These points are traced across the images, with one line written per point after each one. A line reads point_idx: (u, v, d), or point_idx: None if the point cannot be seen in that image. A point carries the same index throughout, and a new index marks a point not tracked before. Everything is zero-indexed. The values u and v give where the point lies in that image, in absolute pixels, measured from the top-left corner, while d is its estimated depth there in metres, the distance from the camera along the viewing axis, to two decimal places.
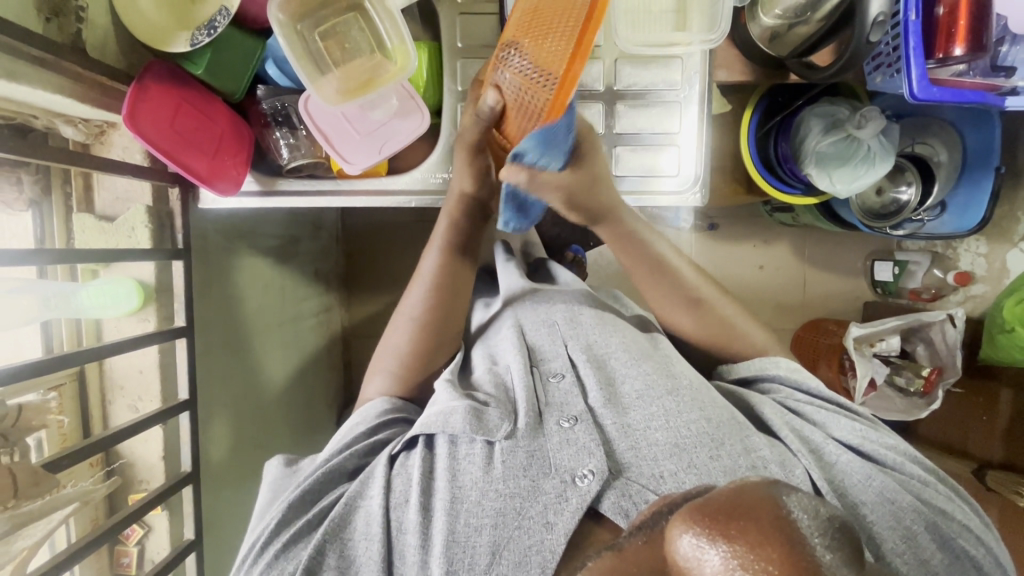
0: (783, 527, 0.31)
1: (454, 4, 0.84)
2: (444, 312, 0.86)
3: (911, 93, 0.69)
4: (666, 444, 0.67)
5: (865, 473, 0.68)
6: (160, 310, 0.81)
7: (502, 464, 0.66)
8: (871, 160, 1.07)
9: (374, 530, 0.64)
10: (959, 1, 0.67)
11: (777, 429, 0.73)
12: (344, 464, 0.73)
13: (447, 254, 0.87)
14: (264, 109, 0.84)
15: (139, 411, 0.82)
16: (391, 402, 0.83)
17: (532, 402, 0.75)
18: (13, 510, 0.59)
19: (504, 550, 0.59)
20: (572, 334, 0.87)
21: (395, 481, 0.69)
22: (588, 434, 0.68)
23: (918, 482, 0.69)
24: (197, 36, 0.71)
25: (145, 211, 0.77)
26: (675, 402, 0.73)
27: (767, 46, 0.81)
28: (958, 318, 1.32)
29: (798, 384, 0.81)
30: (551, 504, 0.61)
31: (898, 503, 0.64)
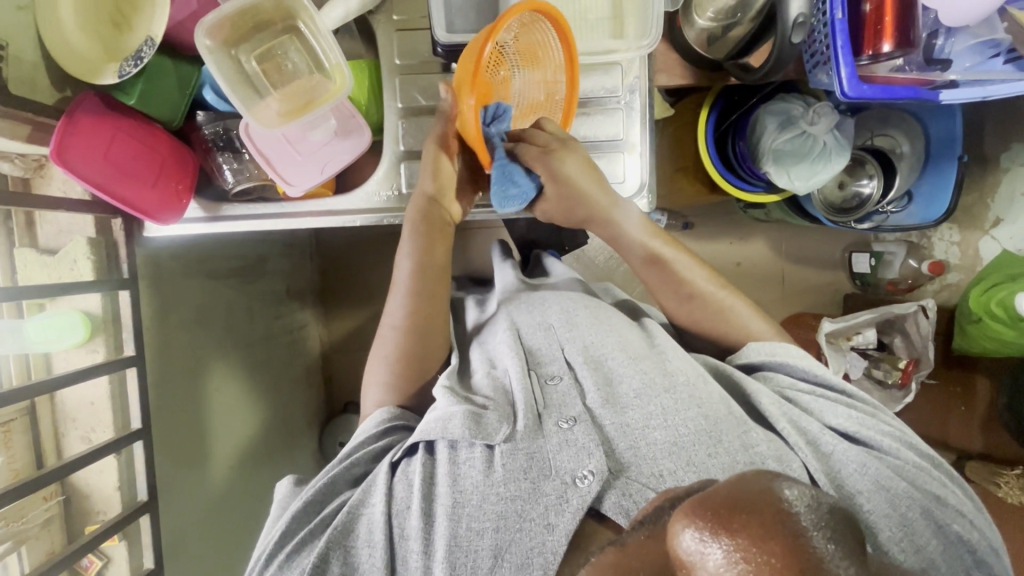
0: (787, 522, 0.30)
1: (390, 21, 0.84)
2: (425, 314, 0.84)
3: (842, 92, 0.68)
4: (664, 443, 0.66)
5: (860, 462, 0.65)
6: (109, 341, 0.81)
7: (502, 467, 0.65)
8: (827, 157, 1.06)
9: (376, 538, 0.63)
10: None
11: (775, 422, 0.69)
12: (349, 471, 0.72)
13: (421, 252, 0.85)
14: (207, 134, 0.84)
15: (93, 442, 0.82)
16: (393, 411, 0.79)
17: (530, 404, 0.72)
18: None
19: (506, 552, 0.59)
20: (566, 335, 0.83)
21: (396, 487, 0.67)
22: (587, 435, 0.67)
23: (917, 469, 0.67)
24: (125, 68, 0.71)
25: (87, 243, 0.77)
26: (671, 399, 0.71)
27: (706, 51, 0.81)
28: (930, 309, 1.31)
29: (805, 373, 0.75)
30: (553, 505, 0.61)
31: (895, 492, 0.63)
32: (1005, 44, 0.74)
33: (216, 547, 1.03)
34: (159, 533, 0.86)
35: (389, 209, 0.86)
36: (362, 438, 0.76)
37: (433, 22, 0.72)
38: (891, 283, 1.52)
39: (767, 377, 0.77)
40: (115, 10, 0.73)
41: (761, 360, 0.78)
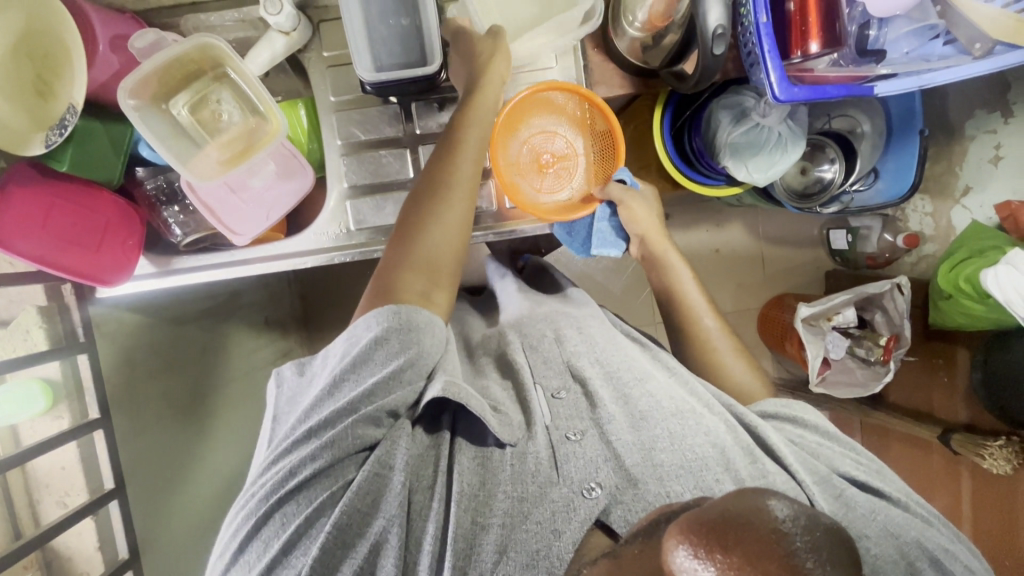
0: (781, 543, 0.31)
1: (321, 58, 0.83)
2: (455, 201, 0.74)
3: (775, 95, 0.67)
4: (672, 464, 0.63)
5: (870, 506, 0.64)
6: (73, 406, 0.81)
7: (512, 471, 0.63)
8: (784, 145, 1.05)
9: (393, 513, 0.59)
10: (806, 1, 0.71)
11: (784, 453, 0.67)
12: (371, 432, 0.62)
13: (444, 154, 0.75)
14: (150, 190, 0.85)
15: (68, 506, 0.82)
16: (404, 313, 0.67)
17: (540, 415, 0.68)
18: None
19: (512, 549, 0.57)
20: (576, 351, 0.78)
21: (416, 471, 0.63)
22: (595, 449, 0.64)
23: (925, 523, 0.66)
24: (51, 137, 0.70)
25: (37, 313, 0.78)
26: (680, 421, 0.68)
27: (640, 58, 0.80)
28: (904, 284, 1.28)
29: (816, 427, 0.75)
30: (560, 511, 0.59)
31: (903, 538, 0.62)
32: (941, 26, 0.74)
33: None
34: None
35: (338, 247, 0.85)
36: (383, 367, 0.64)
37: (356, 64, 0.71)
38: (870, 258, 1.53)
39: (777, 425, 0.75)
40: (37, 78, 0.71)
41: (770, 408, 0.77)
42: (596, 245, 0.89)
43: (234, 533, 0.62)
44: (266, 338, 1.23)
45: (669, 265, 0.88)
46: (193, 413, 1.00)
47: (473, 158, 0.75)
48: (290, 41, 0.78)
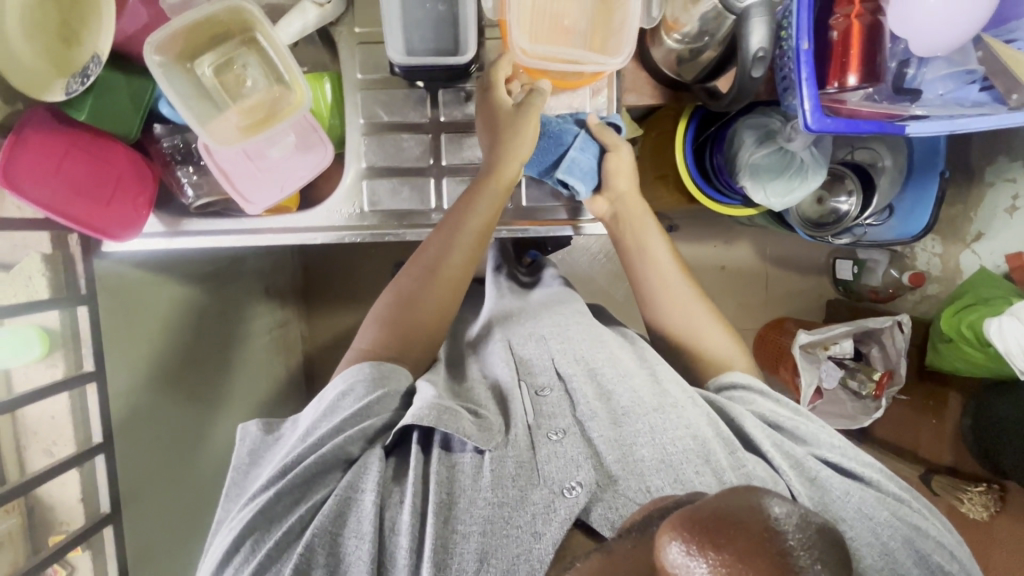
0: (773, 541, 0.31)
1: (351, 34, 0.82)
2: (446, 287, 0.79)
3: (806, 123, 0.67)
4: (653, 460, 0.64)
5: (844, 489, 0.64)
6: (68, 357, 0.81)
7: (491, 472, 0.62)
8: (805, 172, 1.04)
9: (365, 530, 0.59)
10: (851, 28, 0.70)
11: (760, 445, 0.67)
12: (344, 450, 0.64)
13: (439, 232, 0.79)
14: (165, 148, 0.83)
15: (54, 456, 0.82)
16: (378, 367, 0.71)
17: (523, 416, 0.69)
18: None
19: (492, 557, 0.56)
20: (558, 346, 0.79)
21: (391, 483, 0.63)
22: (576, 449, 0.64)
23: (899, 501, 0.66)
24: (72, 85, 0.69)
25: (41, 260, 0.77)
26: (660, 418, 0.68)
27: (674, 70, 0.79)
28: (905, 322, 1.29)
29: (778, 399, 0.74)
30: (540, 513, 0.59)
31: (876, 519, 0.62)
32: (979, 72, 0.74)
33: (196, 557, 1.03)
34: (125, 543, 0.86)
35: (350, 227, 0.85)
36: (352, 407, 0.67)
37: (388, 44, 0.69)
38: (872, 291, 1.54)
39: (747, 399, 0.74)
40: (62, 22, 0.70)
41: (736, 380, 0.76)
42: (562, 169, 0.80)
43: (212, 564, 0.61)
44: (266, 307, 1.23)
45: (641, 230, 0.84)
46: (184, 376, 0.99)
47: (467, 242, 0.78)
48: (323, 13, 0.77)
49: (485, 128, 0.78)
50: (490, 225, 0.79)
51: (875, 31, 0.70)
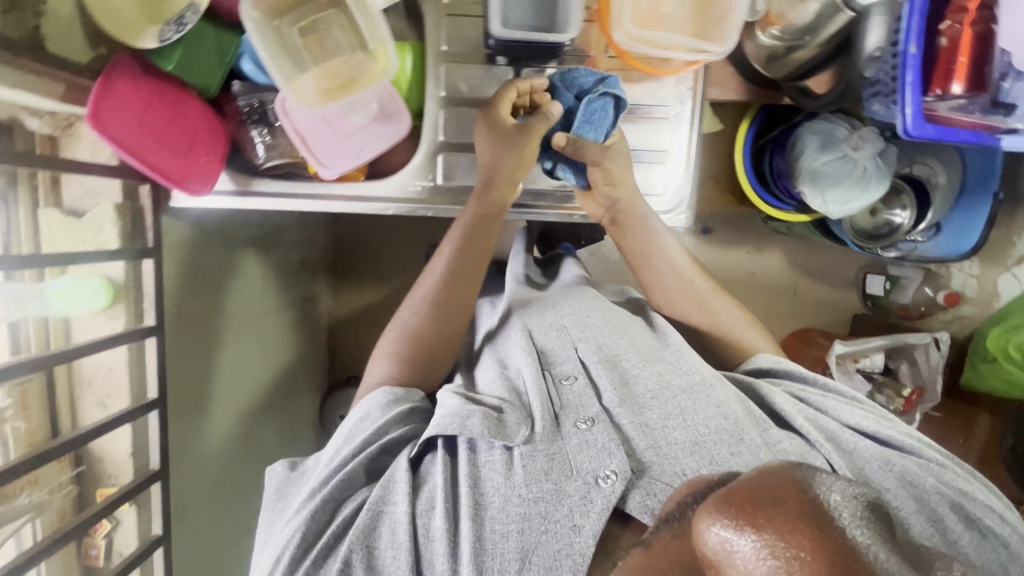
0: (821, 515, 0.28)
1: (439, 5, 0.80)
2: (448, 316, 0.77)
3: (904, 129, 0.66)
4: (683, 443, 0.63)
5: (883, 459, 0.65)
6: (129, 308, 0.80)
7: (522, 469, 0.61)
8: (866, 182, 1.02)
9: (401, 540, 0.59)
10: (960, 38, 0.70)
11: (792, 419, 0.68)
12: (368, 465, 0.66)
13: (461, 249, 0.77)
14: (241, 106, 0.80)
15: (109, 408, 0.81)
16: (393, 389, 0.72)
17: (548, 404, 0.68)
18: None
19: (533, 554, 0.56)
20: (579, 335, 0.77)
21: (421, 489, 0.63)
22: (607, 436, 0.63)
23: (942, 467, 0.66)
24: (167, 33, 0.68)
25: (114, 209, 0.76)
26: (687, 399, 0.68)
27: (763, 66, 0.78)
28: (943, 340, 1.31)
29: (808, 377, 0.75)
30: (577, 506, 0.58)
31: (922, 487, 0.62)
32: None
33: (229, 520, 1.03)
34: (170, 501, 0.86)
35: (420, 200, 0.84)
36: (367, 430, 0.68)
37: (490, 14, 0.67)
38: (901, 308, 1.53)
39: (774, 380, 0.75)
40: None
41: (770, 364, 0.77)
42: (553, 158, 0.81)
43: None
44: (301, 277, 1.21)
45: (644, 227, 0.82)
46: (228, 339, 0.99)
47: (470, 266, 0.77)
48: None
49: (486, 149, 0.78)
50: (489, 245, 0.79)
51: (985, 41, 0.70)
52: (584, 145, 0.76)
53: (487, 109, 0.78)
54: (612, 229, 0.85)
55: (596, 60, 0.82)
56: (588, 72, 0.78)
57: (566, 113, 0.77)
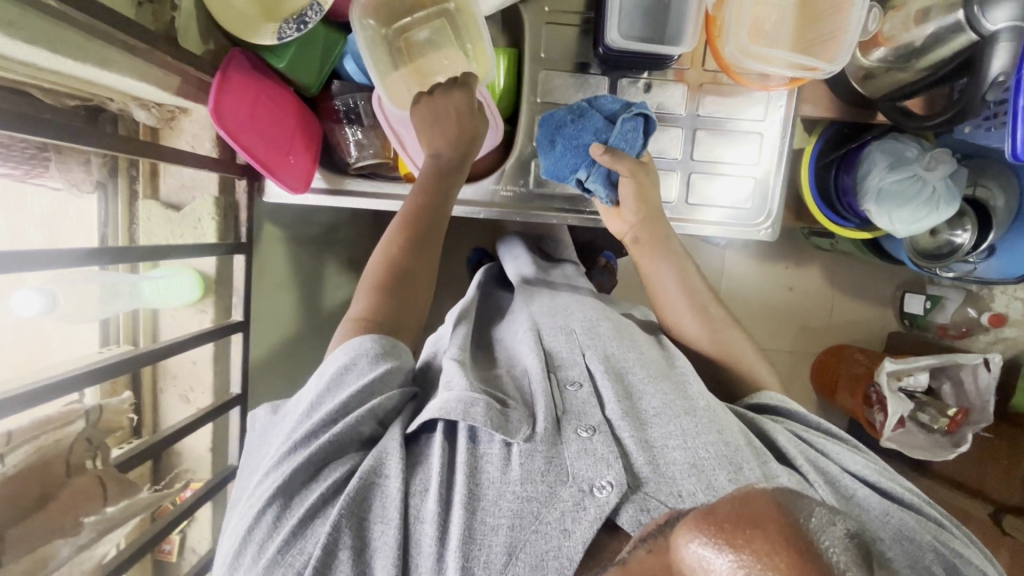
0: (800, 540, 0.27)
1: (541, 12, 0.81)
2: (418, 266, 0.70)
3: (1010, 151, 0.66)
4: (683, 464, 0.55)
5: (884, 509, 0.56)
6: (218, 303, 0.80)
7: (520, 467, 0.54)
8: (935, 203, 1.02)
9: (390, 514, 0.52)
10: None
11: (792, 458, 0.60)
12: (358, 430, 0.57)
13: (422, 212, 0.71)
14: (338, 106, 0.81)
15: (191, 402, 0.81)
16: (379, 338, 0.63)
17: (550, 403, 0.60)
18: (102, 516, 0.59)
19: (521, 552, 0.49)
20: (587, 342, 0.69)
21: (413, 468, 0.56)
22: (608, 446, 0.55)
23: (936, 526, 0.56)
24: (286, 30, 0.68)
25: (213, 203, 0.76)
26: (693, 420, 0.59)
27: (858, 84, 0.79)
28: (994, 362, 1.29)
29: (814, 424, 0.67)
30: (570, 510, 0.51)
31: (918, 543, 0.53)
32: None
33: None
34: None
35: (511, 205, 0.86)
36: (356, 384, 0.59)
37: (609, 23, 0.70)
38: (941, 327, 1.53)
39: (775, 418, 0.68)
40: None
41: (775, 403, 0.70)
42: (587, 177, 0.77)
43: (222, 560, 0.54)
44: (348, 278, 1.19)
45: (665, 248, 0.79)
46: None
47: (427, 232, 0.71)
48: None
49: (421, 129, 0.74)
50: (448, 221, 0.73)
51: None
52: (618, 162, 0.74)
53: (434, 90, 0.74)
54: (634, 247, 0.82)
55: (686, 74, 0.81)
56: (614, 98, 0.76)
57: (602, 132, 0.74)
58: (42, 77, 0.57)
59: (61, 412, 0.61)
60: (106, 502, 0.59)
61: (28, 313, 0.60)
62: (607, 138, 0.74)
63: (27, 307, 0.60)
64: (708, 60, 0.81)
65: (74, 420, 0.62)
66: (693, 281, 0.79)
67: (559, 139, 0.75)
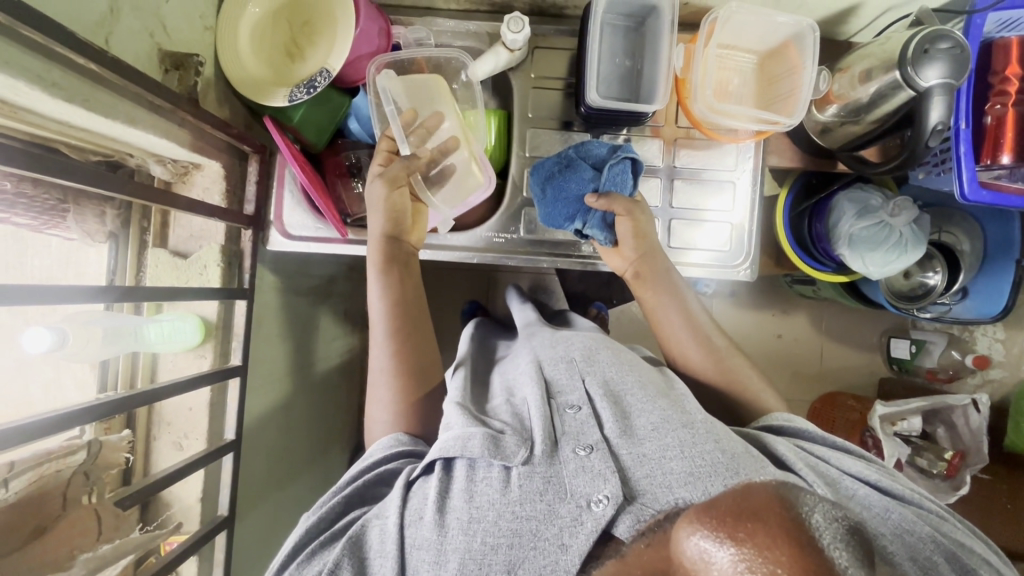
0: (800, 530, 0.29)
1: (527, 79, 0.90)
2: (414, 368, 0.76)
3: (962, 193, 0.75)
4: (680, 472, 0.55)
5: (883, 505, 0.57)
6: (218, 347, 0.82)
7: (519, 489, 0.56)
8: (903, 246, 1.08)
9: (388, 547, 0.55)
10: (1005, 116, 0.76)
11: (792, 463, 0.62)
12: (368, 491, 0.64)
13: (393, 287, 0.78)
14: (345, 161, 0.86)
15: (184, 449, 0.80)
16: (413, 436, 0.71)
17: (547, 428, 0.62)
18: (91, 554, 0.58)
19: (520, 568, 0.51)
20: (586, 367, 0.72)
21: (412, 500, 0.59)
22: (604, 462, 0.57)
23: (940, 517, 0.58)
24: (296, 93, 0.75)
25: (218, 251, 0.80)
26: (690, 432, 0.61)
27: (818, 137, 0.87)
28: (981, 403, 1.31)
29: (820, 435, 0.68)
30: (567, 526, 0.52)
31: (917, 535, 0.54)
32: None
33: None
34: (231, 553, 0.84)
35: (503, 251, 0.90)
36: (375, 459, 0.67)
37: (588, 85, 0.77)
38: (929, 372, 1.55)
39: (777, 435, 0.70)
40: (292, 42, 0.78)
41: (779, 421, 0.72)
42: (587, 222, 0.82)
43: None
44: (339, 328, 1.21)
45: (663, 283, 0.84)
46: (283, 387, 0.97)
47: (410, 304, 0.79)
48: (512, 57, 0.82)
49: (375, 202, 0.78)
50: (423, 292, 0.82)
51: None
52: (612, 203, 0.80)
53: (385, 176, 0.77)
54: (635, 282, 0.86)
55: (661, 130, 0.89)
56: (602, 143, 0.83)
57: (592, 182, 0.80)
58: (73, 134, 0.63)
59: (65, 444, 0.63)
60: (99, 539, 0.59)
61: (37, 348, 0.63)
62: (598, 186, 0.81)
63: (38, 343, 0.62)
64: (679, 118, 0.89)
65: (76, 451, 0.62)
66: (693, 317, 0.84)
67: (550, 189, 0.82)
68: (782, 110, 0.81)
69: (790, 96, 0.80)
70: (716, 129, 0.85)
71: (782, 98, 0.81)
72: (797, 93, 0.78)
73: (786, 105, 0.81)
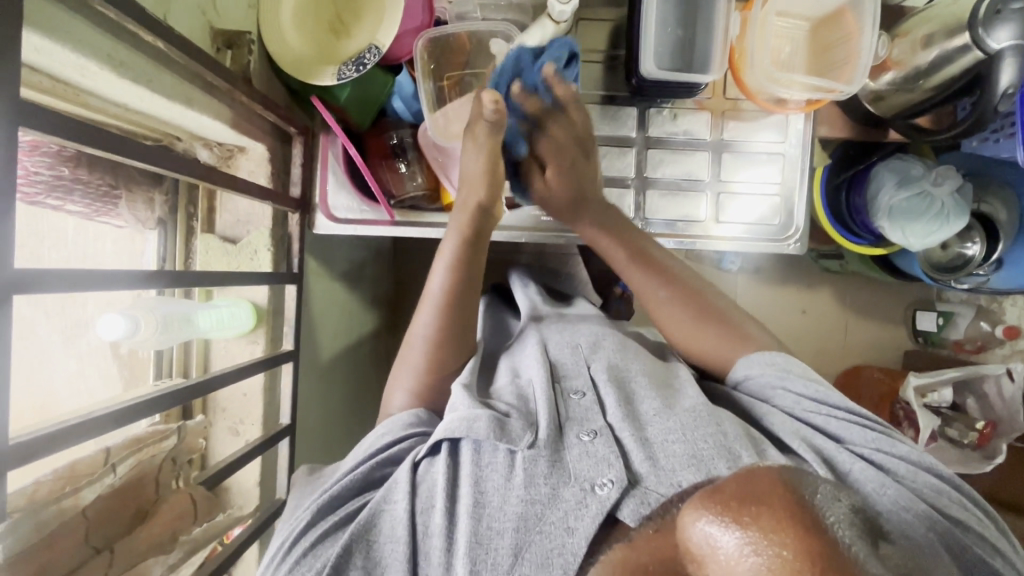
0: (802, 514, 0.29)
1: None
2: (458, 344, 0.73)
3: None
4: (682, 455, 0.55)
5: (879, 482, 0.53)
6: (269, 333, 0.81)
7: (522, 473, 0.55)
8: (945, 216, 1.05)
9: (400, 533, 0.54)
10: None
11: (788, 441, 0.59)
12: (379, 471, 0.62)
13: (460, 266, 0.75)
14: (389, 140, 0.83)
15: (240, 435, 0.81)
16: (430, 412, 0.70)
17: (550, 412, 0.62)
18: (189, 536, 0.60)
19: (527, 551, 0.50)
20: (590, 355, 0.72)
21: (421, 485, 0.58)
22: (608, 448, 0.56)
23: (937, 491, 0.54)
24: (344, 71, 0.73)
25: (269, 235, 0.79)
26: (692, 415, 0.60)
27: (870, 105, 0.85)
28: (1016, 371, 1.30)
29: (819, 395, 0.62)
30: (572, 509, 0.51)
31: (914, 514, 0.50)
32: None
33: None
34: None
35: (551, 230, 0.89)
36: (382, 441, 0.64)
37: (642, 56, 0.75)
38: (957, 343, 1.54)
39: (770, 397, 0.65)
40: (336, 17, 0.76)
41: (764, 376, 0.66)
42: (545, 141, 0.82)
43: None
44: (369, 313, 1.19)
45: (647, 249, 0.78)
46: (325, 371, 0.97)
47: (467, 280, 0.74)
48: (557, 29, 0.80)
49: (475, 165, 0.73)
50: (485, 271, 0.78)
51: None
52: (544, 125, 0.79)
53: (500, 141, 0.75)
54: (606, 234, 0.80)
55: (707, 103, 0.87)
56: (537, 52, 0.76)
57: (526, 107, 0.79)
58: (128, 118, 0.62)
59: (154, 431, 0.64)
60: (196, 520, 0.60)
61: (112, 336, 0.63)
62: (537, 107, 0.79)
63: (113, 329, 0.63)
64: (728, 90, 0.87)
65: (165, 437, 0.64)
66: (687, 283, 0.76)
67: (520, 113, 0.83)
68: (839, 77, 0.78)
69: (848, 62, 0.77)
70: (767, 99, 0.83)
71: (838, 65, 0.79)
72: (856, 57, 0.76)
73: (843, 71, 0.78)
